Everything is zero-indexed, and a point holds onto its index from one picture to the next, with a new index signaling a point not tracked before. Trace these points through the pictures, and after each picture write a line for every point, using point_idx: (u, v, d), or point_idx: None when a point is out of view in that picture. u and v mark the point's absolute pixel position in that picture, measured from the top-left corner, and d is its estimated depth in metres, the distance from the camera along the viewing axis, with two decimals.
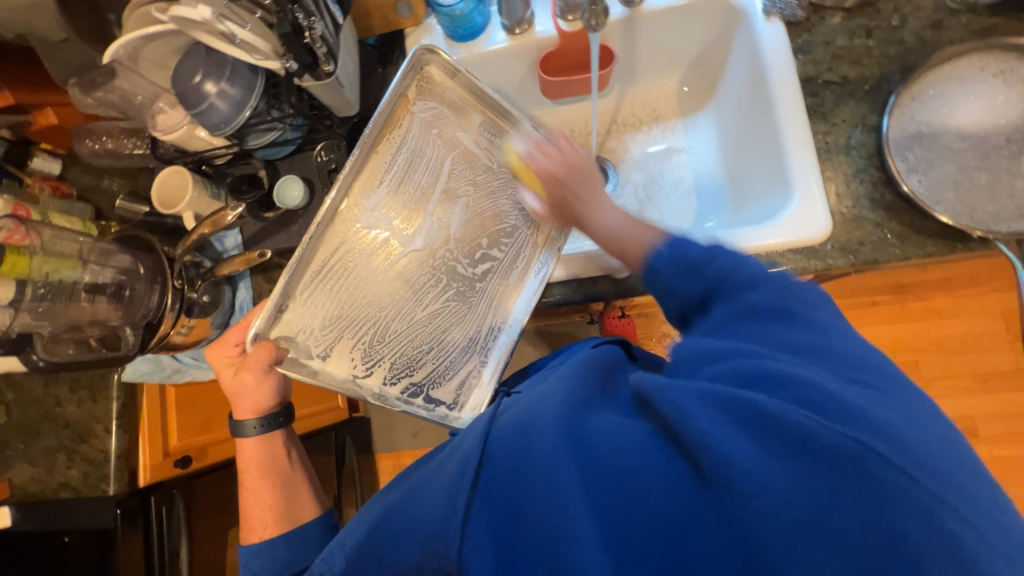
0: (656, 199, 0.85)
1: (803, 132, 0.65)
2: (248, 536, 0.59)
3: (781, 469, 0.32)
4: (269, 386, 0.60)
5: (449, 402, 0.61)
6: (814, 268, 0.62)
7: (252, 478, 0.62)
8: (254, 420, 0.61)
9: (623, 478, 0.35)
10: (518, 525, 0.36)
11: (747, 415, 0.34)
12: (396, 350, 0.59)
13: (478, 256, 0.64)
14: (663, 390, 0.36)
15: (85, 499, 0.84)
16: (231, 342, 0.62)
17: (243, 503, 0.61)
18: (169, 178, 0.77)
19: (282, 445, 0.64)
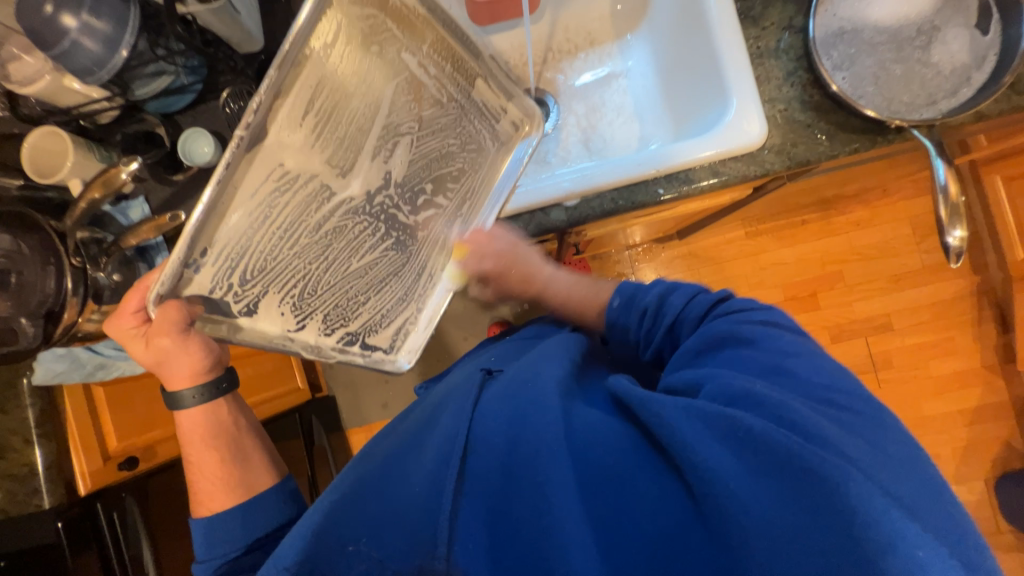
0: (598, 128, 0.84)
1: (737, 38, 0.64)
2: (202, 508, 0.56)
3: (755, 479, 0.37)
4: (195, 346, 0.54)
5: (385, 346, 0.64)
6: (753, 174, 0.64)
7: (195, 451, 0.57)
8: (190, 389, 0.56)
9: (613, 478, 0.40)
10: (508, 512, 0.40)
11: (713, 422, 0.39)
12: (326, 314, 0.56)
13: (420, 202, 0.61)
14: (647, 402, 0.42)
15: (14, 520, 0.73)
16: (130, 311, 0.55)
17: (191, 478, 0.57)
18: (41, 141, 0.64)
19: (227, 412, 0.59)
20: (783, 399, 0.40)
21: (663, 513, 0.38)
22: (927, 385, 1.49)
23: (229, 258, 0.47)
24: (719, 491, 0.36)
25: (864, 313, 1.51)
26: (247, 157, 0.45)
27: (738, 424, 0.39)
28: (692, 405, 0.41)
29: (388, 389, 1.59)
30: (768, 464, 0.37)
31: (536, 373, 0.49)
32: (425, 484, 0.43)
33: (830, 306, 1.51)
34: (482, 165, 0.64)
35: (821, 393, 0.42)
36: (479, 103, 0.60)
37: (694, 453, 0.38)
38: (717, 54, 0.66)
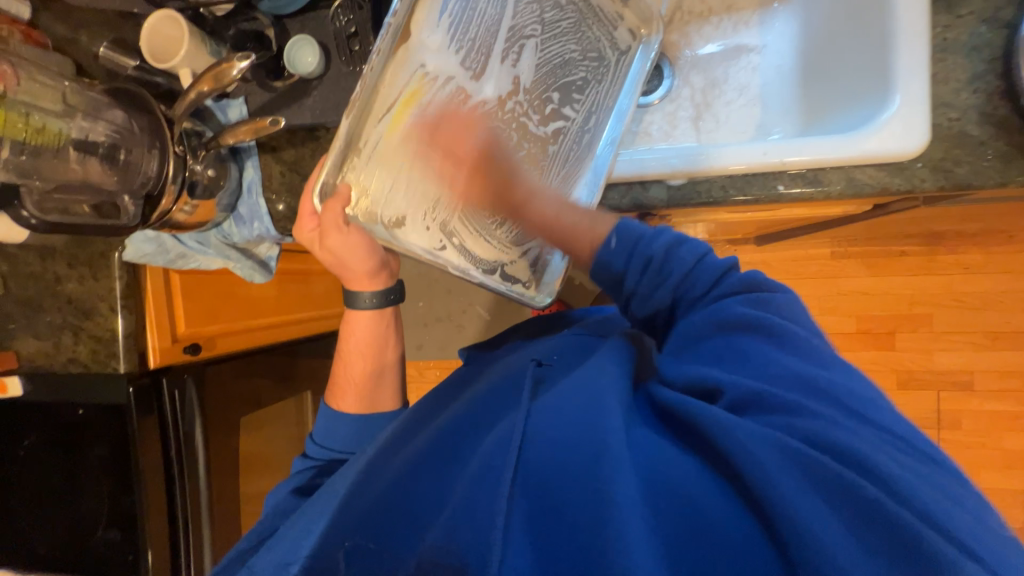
0: (714, 106, 0.75)
1: (923, 22, 0.54)
2: (337, 396, 0.64)
3: (854, 544, 0.31)
4: (364, 245, 0.55)
5: (524, 280, 0.61)
6: (896, 188, 0.56)
7: (350, 347, 0.65)
8: (369, 293, 0.62)
9: (681, 510, 0.36)
10: (562, 520, 0.37)
11: (795, 461, 0.34)
12: (469, 225, 0.54)
13: (549, 111, 0.59)
14: (731, 430, 0.37)
15: (96, 374, 0.83)
16: (309, 214, 0.55)
17: (337, 368, 0.65)
18: (160, 27, 0.65)
19: (386, 324, 0.65)
20: (855, 438, 0.35)
21: (740, 554, 0.33)
22: (994, 456, 1.35)
23: (394, 145, 0.47)
24: (807, 543, 0.31)
25: (944, 366, 1.36)
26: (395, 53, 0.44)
27: (814, 462, 0.34)
28: (792, 444, 0.35)
29: (425, 333, 1.62)
30: (856, 512, 0.32)
31: (597, 385, 0.46)
32: (480, 486, 0.40)
33: (906, 350, 1.37)
34: (605, 78, 0.63)
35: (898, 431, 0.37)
36: (595, 8, 0.60)
37: (794, 509, 0.32)
38: (890, 38, 0.56)
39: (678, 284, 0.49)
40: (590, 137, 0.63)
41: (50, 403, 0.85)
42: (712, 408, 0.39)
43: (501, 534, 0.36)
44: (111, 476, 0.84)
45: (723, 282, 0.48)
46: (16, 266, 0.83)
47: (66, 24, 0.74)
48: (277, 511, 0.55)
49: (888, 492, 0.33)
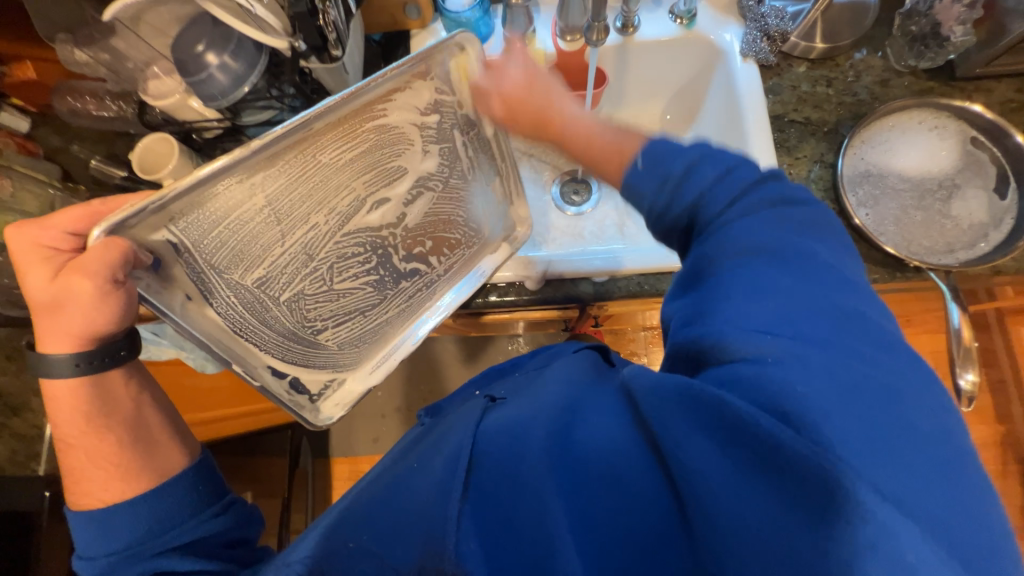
0: (634, 216, 0.91)
1: (772, 160, 0.71)
2: (79, 498, 0.50)
3: (756, 488, 0.32)
4: (110, 306, 0.47)
5: (314, 386, 0.63)
6: None
7: (77, 436, 0.51)
8: (72, 354, 0.49)
9: (603, 481, 0.37)
10: (503, 519, 0.38)
11: (699, 412, 0.35)
12: (283, 322, 0.57)
13: (413, 254, 0.65)
14: (648, 392, 0.38)
15: (9, 478, 0.76)
16: (61, 229, 0.49)
17: (68, 465, 0.51)
18: (153, 145, 0.73)
19: (124, 390, 0.53)
20: (784, 373, 0.34)
21: (651, 512, 0.36)
22: None
23: (215, 226, 0.48)
24: (700, 494, 0.33)
25: None
26: (265, 169, 0.48)
27: (717, 406, 0.34)
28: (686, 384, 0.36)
29: (382, 424, 1.58)
30: (754, 452, 0.33)
31: (547, 393, 0.47)
32: (433, 496, 0.41)
33: None
34: (472, 248, 0.70)
35: (841, 342, 0.36)
36: (494, 197, 0.70)
37: (684, 457, 0.34)
38: (752, 176, 0.72)
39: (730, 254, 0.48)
40: (437, 287, 0.69)
41: None
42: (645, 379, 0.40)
43: (453, 539, 0.37)
44: None
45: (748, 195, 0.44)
46: None
47: (61, 137, 0.82)
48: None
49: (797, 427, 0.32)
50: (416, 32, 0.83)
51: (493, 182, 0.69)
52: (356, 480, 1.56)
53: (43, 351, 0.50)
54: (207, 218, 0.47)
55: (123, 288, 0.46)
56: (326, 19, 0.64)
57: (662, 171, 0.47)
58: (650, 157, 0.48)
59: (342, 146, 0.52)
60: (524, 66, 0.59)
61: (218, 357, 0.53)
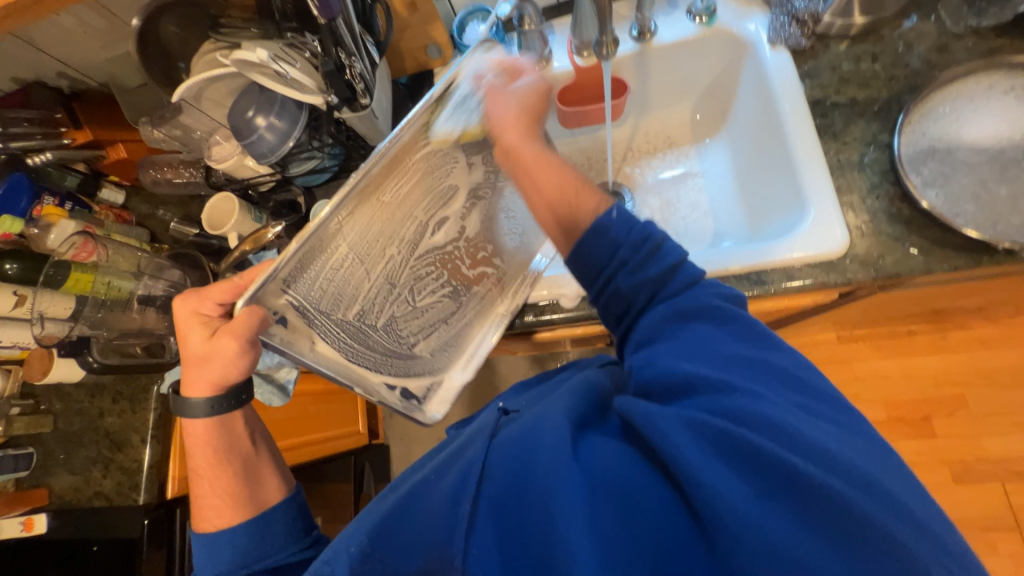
0: (672, 222, 0.87)
1: (815, 149, 0.66)
2: (201, 524, 0.56)
3: (777, 512, 0.33)
4: (245, 361, 0.53)
5: (420, 396, 0.64)
6: (834, 282, 0.62)
7: (204, 467, 0.57)
8: (208, 398, 0.55)
9: (617, 498, 0.37)
10: (517, 537, 0.37)
11: (709, 439, 0.37)
12: (384, 344, 0.58)
13: (478, 258, 0.67)
14: (651, 417, 0.39)
15: (116, 507, 0.87)
16: (213, 300, 0.55)
17: (194, 492, 0.57)
18: (218, 204, 0.83)
19: (243, 428, 0.59)
20: (759, 404, 0.38)
21: (670, 533, 0.35)
22: None
23: (321, 262, 0.48)
24: (723, 513, 0.33)
25: (998, 452, 1.24)
26: (355, 206, 0.48)
27: (730, 438, 0.36)
28: (694, 416, 0.38)
29: None
30: (769, 479, 0.34)
31: (555, 402, 0.45)
32: (443, 511, 0.40)
33: (950, 437, 1.27)
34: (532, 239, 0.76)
35: (793, 388, 0.42)
36: None
37: (698, 477, 0.35)
38: (796, 168, 0.67)
39: (658, 279, 0.48)
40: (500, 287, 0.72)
41: (67, 540, 0.88)
42: (646, 405, 0.40)
43: (463, 550, 0.37)
44: None
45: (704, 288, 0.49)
46: (66, 404, 0.93)
47: (148, 205, 0.95)
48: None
49: (798, 455, 0.36)
50: (439, 70, 0.87)
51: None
52: None
53: (183, 394, 0.55)
54: (309, 266, 0.47)
55: (258, 343, 0.51)
56: (352, 72, 0.68)
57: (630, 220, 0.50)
58: (624, 217, 0.51)
59: (406, 171, 0.52)
60: (503, 100, 0.58)
61: (341, 385, 0.53)
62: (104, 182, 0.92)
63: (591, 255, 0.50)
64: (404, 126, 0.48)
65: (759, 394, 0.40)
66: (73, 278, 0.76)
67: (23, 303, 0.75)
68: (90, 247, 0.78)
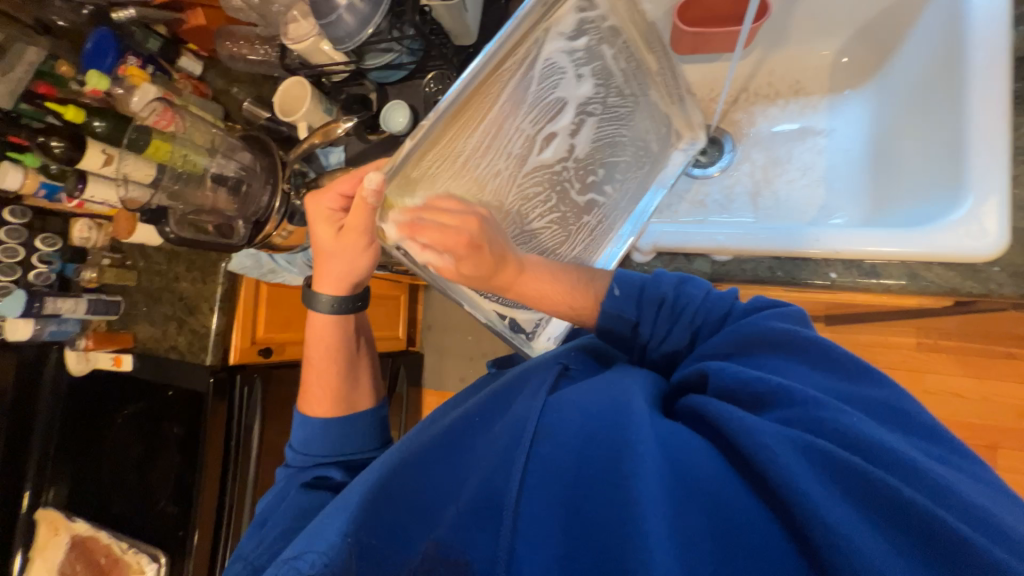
0: (775, 185, 0.76)
1: (1002, 121, 0.52)
2: (306, 406, 0.63)
3: (900, 559, 0.29)
4: (367, 258, 0.57)
5: (528, 330, 0.67)
6: (967, 290, 0.53)
7: (318, 358, 0.63)
8: (330, 297, 0.60)
9: (702, 501, 0.33)
10: (582, 514, 0.35)
11: (819, 460, 0.32)
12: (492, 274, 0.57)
13: (590, 184, 0.62)
14: (740, 423, 0.35)
15: (187, 362, 0.97)
16: (338, 192, 0.55)
17: (305, 377, 0.64)
18: (291, 89, 0.80)
19: (352, 331, 0.64)
20: (868, 425, 0.34)
21: (767, 553, 0.31)
22: None
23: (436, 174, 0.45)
24: (831, 534, 0.29)
25: None
26: (460, 115, 0.44)
27: (846, 465, 0.32)
28: (799, 435, 0.34)
29: (469, 366, 1.70)
30: (891, 521, 0.30)
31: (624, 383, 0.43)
32: (494, 463, 0.40)
33: (1011, 470, 1.17)
34: (647, 165, 0.68)
35: (921, 429, 0.36)
36: (653, 104, 0.65)
37: (805, 496, 0.31)
38: (964, 140, 0.54)
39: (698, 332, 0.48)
40: (618, 217, 0.67)
41: (147, 381, 1.00)
42: (737, 411, 0.37)
43: (515, 502, 0.37)
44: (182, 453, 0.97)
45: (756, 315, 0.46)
46: (147, 264, 1.01)
47: (224, 79, 0.92)
48: (268, 517, 0.56)
49: (923, 493, 0.31)
50: None
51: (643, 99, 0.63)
52: None
53: (313, 287, 0.61)
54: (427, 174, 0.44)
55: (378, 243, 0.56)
56: None
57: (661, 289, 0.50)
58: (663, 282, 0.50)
59: (510, 76, 0.48)
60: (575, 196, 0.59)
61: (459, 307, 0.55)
62: (183, 49, 0.89)
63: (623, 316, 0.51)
64: (517, 21, 0.44)
65: (872, 422, 0.35)
66: (154, 146, 0.78)
67: (111, 162, 0.80)
68: (169, 116, 0.78)
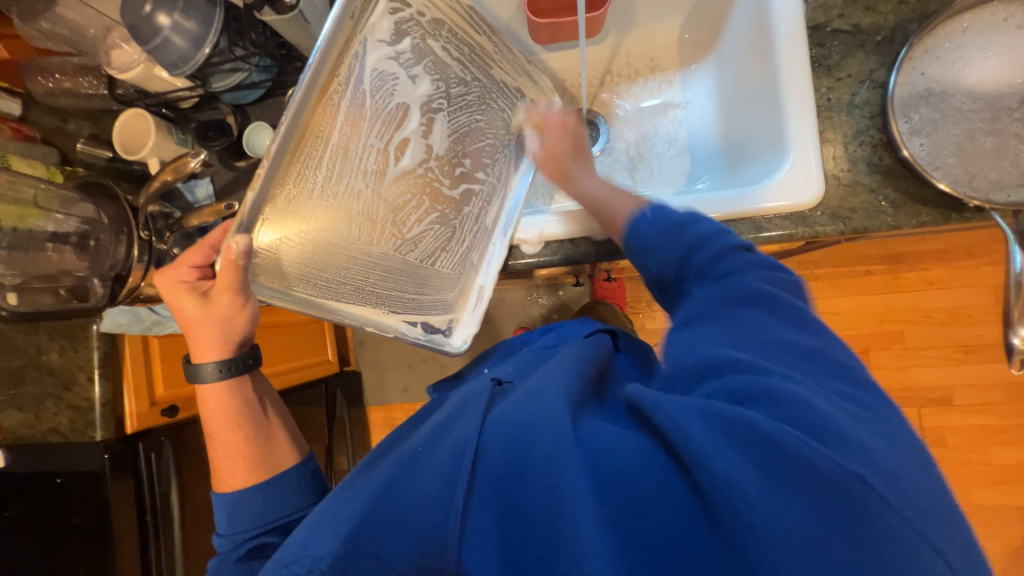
0: (647, 159, 0.81)
1: (805, 85, 0.60)
2: (220, 484, 0.59)
3: (787, 502, 0.32)
4: (242, 316, 0.57)
5: (443, 330, 0.64)
6: (801, 236, 0.60)
7: (219, 428, 0.59)
8: (214, 363, 0.58)
9: (624, 486, 0.36)
10: (522, 524, 0.36)
11: (726, 427, 0.36)
12: (388, 289, 0.57)
13: (460, 175, 0.64)
14: (661, 405, 0.38)
15: (75, 443, 0.86)
16: (189, 264, 0.58)
17: (212, 453, 0.60)
18: (130, 123, 0.71)
19: (252, 388, 0.62)
20: (784, 381, 0.38)
21: (681, 523, 0.34)
22: (985, 472, 1.33)
23: (291, 210, 0.48)
24: (731, 498, 0.33)
25: (921, 381, 1.36)
26: (295, 151, 0.47)
27: (747, 426, 0.35)
28: (713, 406, 0.37)
29: (410, 374, 1.68)
30: (786, 470, 0.33)
31: (566, 378, 0.46)
32: (435, 489, 0.40)
33: (882, 367, 1.38)
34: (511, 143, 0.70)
35: (836, 382, 0.41)
36: (499, 83, 0.68)
37: (713, 460, 0.34)
38: (780, 103, 0.61)
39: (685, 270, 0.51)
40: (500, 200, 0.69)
41: (30, 472, 0.88)
42: (658, 394, 0.40)
43: (460, 537, 0.37)
44: (86, 543, 0.86)
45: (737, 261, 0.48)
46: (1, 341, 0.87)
47: (54, 117, 0.79)
48: None
49: (812, 437, 0.35)
50: None
51: (488, 91, 0.66)
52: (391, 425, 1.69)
53: (194, 360, 0.59)
54: (276, 210, 0.47)
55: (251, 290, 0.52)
56: None
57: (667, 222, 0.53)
58: (657, 212, 0.55)
59: (336, 97, 0.49)
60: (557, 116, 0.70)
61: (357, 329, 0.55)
62: None
63: (636, 244, 0.55)
64: (321, 49, 0.45)
65: (785, 376, 0.39)
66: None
67: None
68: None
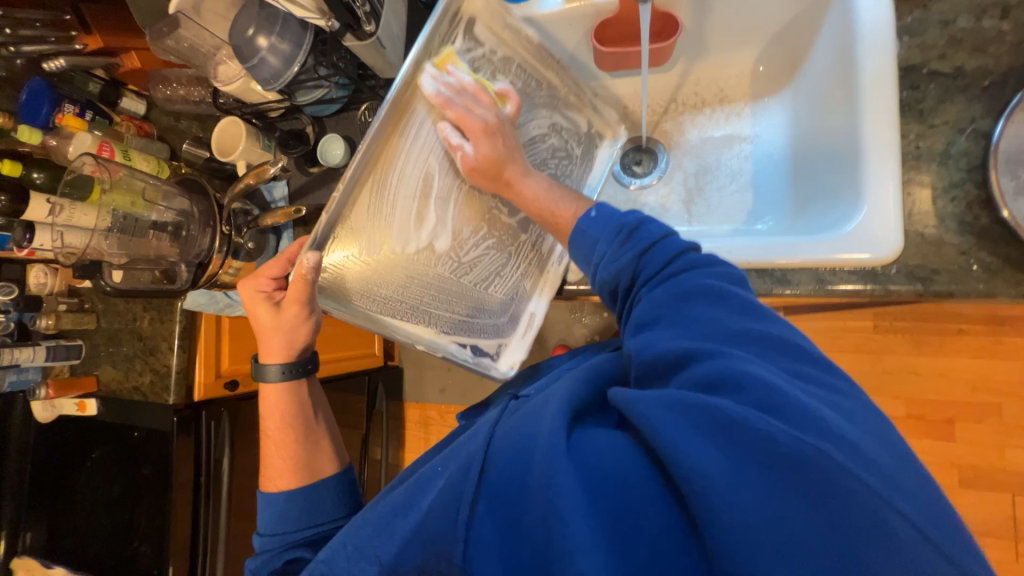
0: (706, 192, 0.78)
1: (892, 131, 0.55)
2: (266, 483, 0.63)
3: (764, 496, 0.31)
4: (308, 327, 0.64)
5: (492, 354, 0.67)
6: (870, 293, 0.55)
7: (274, 427, 0.65)
8: (278, 365, 0.64)
9: (609, 486, 0.35)
10: (516, 522, 0.37)
11: (689, 415, 0.34)
12: (439, 309, 0.60)
13: (516, 202, 0.66)
14: (635, 402, 0.37)
15: (152, 404, 0.97)
16: (268, 276, 0.64)
17: (265, 451, 0.65)
18: (227, 127, 0.81)
19: (306, 391, 0.67)
20: (750, 363, 0.36)
21: (660, 523, 0.34)
22: None
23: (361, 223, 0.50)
24: (700, 492, 0.32)
25: (1019, 464, 1.18)
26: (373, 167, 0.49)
27: (713, 413, 0.34)
28: (677, 396, 0.36)
29: (448, 377, 1.72)
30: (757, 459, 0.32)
31: (568, 386, 0.45)
32: (444, 502, 0.40)
33: (970, 442, 1.21)
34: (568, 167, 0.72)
35: (802, 361, 0.39)
36: (557, 111, 0.70)
37: (676, 452, 0.33)
38: (860, 151, 0.57)
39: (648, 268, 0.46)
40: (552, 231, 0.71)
41: (115, 423, 1.01)
42: (631, 391, 0.39)
43: (464, 546, 0.37)
44: (151, 493, 0.98)
45: (681, 260, 0.45)
46: (106, 305, 1.01)
47: (169, 117, 0.92)
48: None
49: (783, 424, 0.33)
50: None
51: (547, 125, 0.68)
52: (425, 424, 1.75)
53: (262, 361, 0.65)
54: (351, 223, 0.49)
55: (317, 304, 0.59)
56: None
57: (617, 243, 0.49)
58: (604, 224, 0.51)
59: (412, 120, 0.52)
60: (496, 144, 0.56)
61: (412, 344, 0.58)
62: (124, 91, 0.89)
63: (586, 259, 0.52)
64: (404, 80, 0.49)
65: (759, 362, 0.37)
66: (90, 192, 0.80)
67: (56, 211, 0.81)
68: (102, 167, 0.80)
